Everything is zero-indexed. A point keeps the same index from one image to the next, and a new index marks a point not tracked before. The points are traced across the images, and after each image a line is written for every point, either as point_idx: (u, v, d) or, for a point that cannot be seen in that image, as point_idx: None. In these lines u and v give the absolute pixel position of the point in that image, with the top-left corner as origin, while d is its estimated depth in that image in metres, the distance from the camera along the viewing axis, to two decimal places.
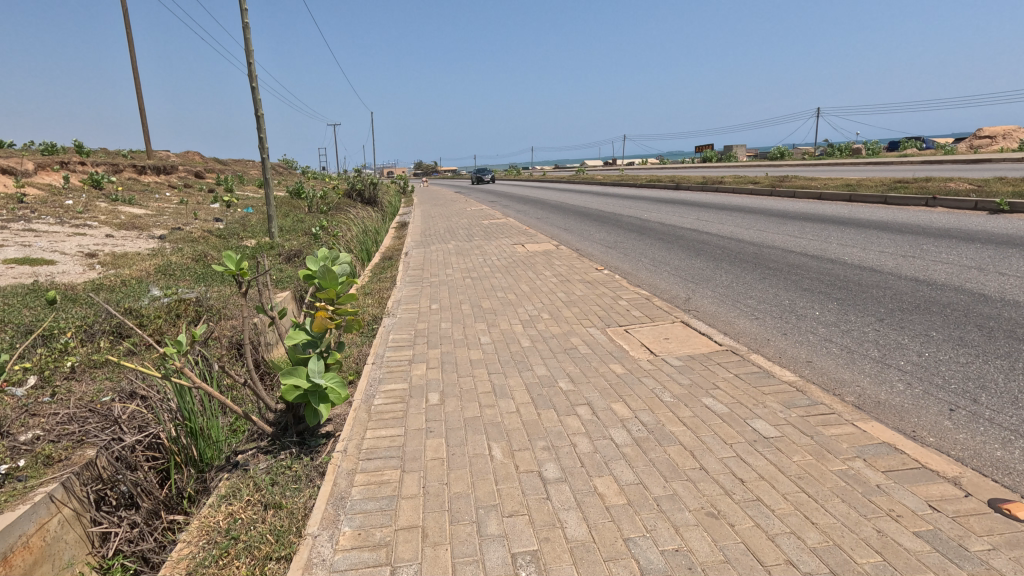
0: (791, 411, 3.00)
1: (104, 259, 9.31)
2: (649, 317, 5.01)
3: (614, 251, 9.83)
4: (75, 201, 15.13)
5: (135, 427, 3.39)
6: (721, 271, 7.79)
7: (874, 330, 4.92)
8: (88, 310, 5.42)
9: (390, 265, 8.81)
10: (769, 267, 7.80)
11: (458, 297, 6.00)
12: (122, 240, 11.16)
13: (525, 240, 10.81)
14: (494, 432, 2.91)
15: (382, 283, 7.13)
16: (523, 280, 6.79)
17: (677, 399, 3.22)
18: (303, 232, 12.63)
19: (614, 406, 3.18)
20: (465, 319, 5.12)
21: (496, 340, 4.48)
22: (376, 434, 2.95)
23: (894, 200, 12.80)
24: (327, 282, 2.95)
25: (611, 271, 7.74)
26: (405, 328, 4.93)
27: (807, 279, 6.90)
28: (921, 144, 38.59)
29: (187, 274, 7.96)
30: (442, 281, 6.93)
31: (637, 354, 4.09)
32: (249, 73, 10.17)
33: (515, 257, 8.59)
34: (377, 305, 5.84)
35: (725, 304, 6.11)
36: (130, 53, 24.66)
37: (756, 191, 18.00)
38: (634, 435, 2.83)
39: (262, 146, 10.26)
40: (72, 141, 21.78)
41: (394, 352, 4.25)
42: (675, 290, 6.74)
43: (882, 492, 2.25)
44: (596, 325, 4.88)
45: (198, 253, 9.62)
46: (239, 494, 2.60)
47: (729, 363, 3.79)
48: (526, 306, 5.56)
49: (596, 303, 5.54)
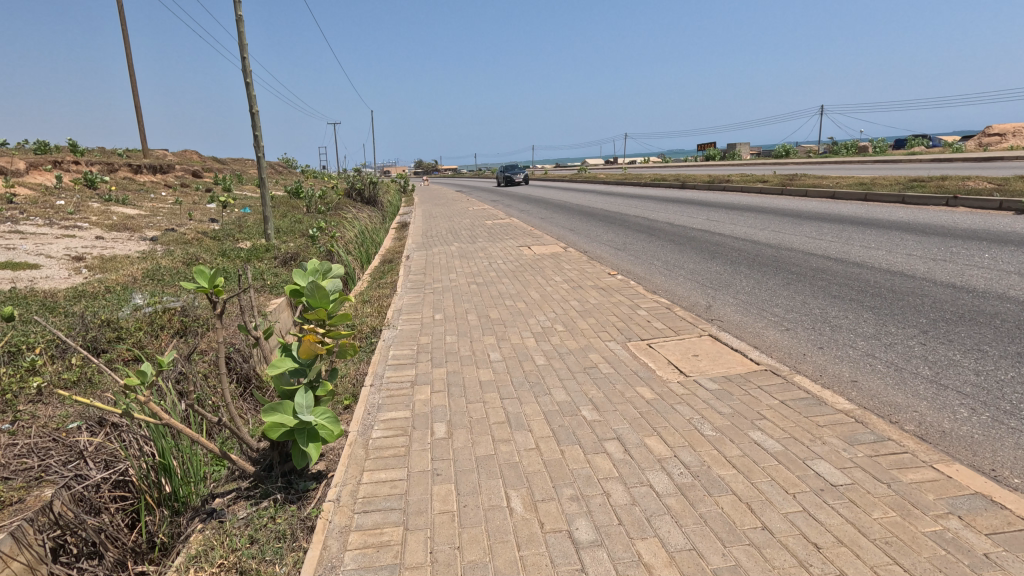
0: (856, 450, 2.58)
1: (91, 262, 8.91)
2: (674, 330, 4.59)
3: (624, 253, 9.43)
4: (66, 201, 14.71)
5: (101, 462, 2.96)
6: (740, 276, 7.37)
7: (919, 344, 4.49)
8: (63, 322, 5.01)
9: (391, 269, 8.40)
10: (791, 270, 7.38)
11: (463, 306, 5.58)
12: (112, 242, 10.75)
13: (531, 242, 10.39)
14: (512, 476, 2.50)
15: (382, 289, 6.72)
16: (532, 287, 6.36)
17: (720, 434, 2.81)
18: (300, 234, 12.20)
19: (649, 442, 2.76)
20: (472, 332, 4.70)
21: (508, 357, 4.06)
22: (374, 478, 2.53)
23: (912, 199, 12.36)
24: (317, 299, 2.53)
25: (624, 276, 7.33)
26: (407, 342, 4.51)
27: (835, 285, 6.48)
28: (929, 142, 38.08)
29: (176, 279, 7.55)
30: (446, 288, 6.50)
31: (666, 374, 3.67)
32: (244, 68, 9.76)
33: (521, 261, 8.17)
34: (376, 315, 5.43)
35: (750, 313, 5.69)
36: (127, 51, 24.31)
37: (765, 190, 17.55)
38: (676, 480, 2.42)
39: (257, 144, 9.84)
40: (67, 140, 21.41)
41: (396, 371, 3.85)
42: (694, 297, 6.33)
43: (994, 565, 1.84)
44: (616, 338, 4.45)
45: (191, 256, 9.22)
46: (211, 556, 2.17)
47: (772, 386, 3.37)
48: (537, 316, 5.14)
49: (613, 313, 5.12)
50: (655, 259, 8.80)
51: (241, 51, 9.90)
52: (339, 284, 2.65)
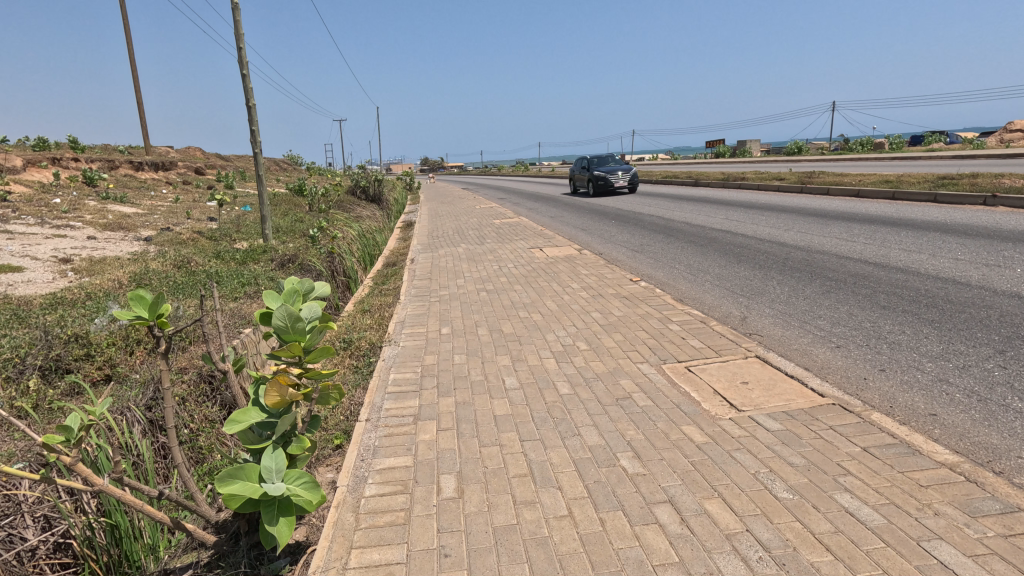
0: (983, 527, 2.01)
1: (79, 265, 8.44)
2: (714, 350, 4.01)
3: (642, 255, 8.87)
4: (62, 199, 14.25)
5: (39, 519, 2.38)
6: (773, 281, 6.78)
7: (999, 368, 3.88)
8: (27, 335, 4.50)
9: (392, 273, 7.88)
10: (828, 276, 6.79)
11: (472, 317, 5.04)
12: (104, 243, 10.26)
13: (542, 243, 9.86)
14: (542, 560, 1.95)
15: (384, 297, 6.19)
16: (548, 295, 5.78)
17: (800, 497, 2.24)
18: (301, 234, 11.64)
19: (712, 509, 2.19)
20: (483, 350, 4.15)
21: (525, 384, 3.50)
22: (364, 559, 1.99)
23: (945, 198, 11.69)
24: (289, 329, 1.99)
25: (646, 281, 6.78)
26: (410, 363, 3.95)
27: (882, 293, 5.88)
28: (948, 138, 36.88)
29: (164, 286, 7.05)
30: (454, 296, 5.93)
31: (716, 410, 3.10)
32: (239, 58, 9.24)
33: (534, 265, 7.60)
34: (376, 329, 4.89)
35: (791, 326, 5.11)
36: (129, 46, 23.94)
37: (784, 189, 16.88)
38: (758, 571, 1.85)
39: (253, 140, 9.33)
40: (67, 136, 21.02)
41: (396, 400, 3.30)
42: (726, 308, 5.75)
43: None
44: (649, 361, 3.88)
45: (183, 259, 8.72)
46: None
47: (847, 428, 2.80)
48: (556, 332, 4.57)
49: (641, 328, 4.56)
50: (676, 263, 8.21)
51: (238, 42, 9.39)
52: (320, 310, 2.11)
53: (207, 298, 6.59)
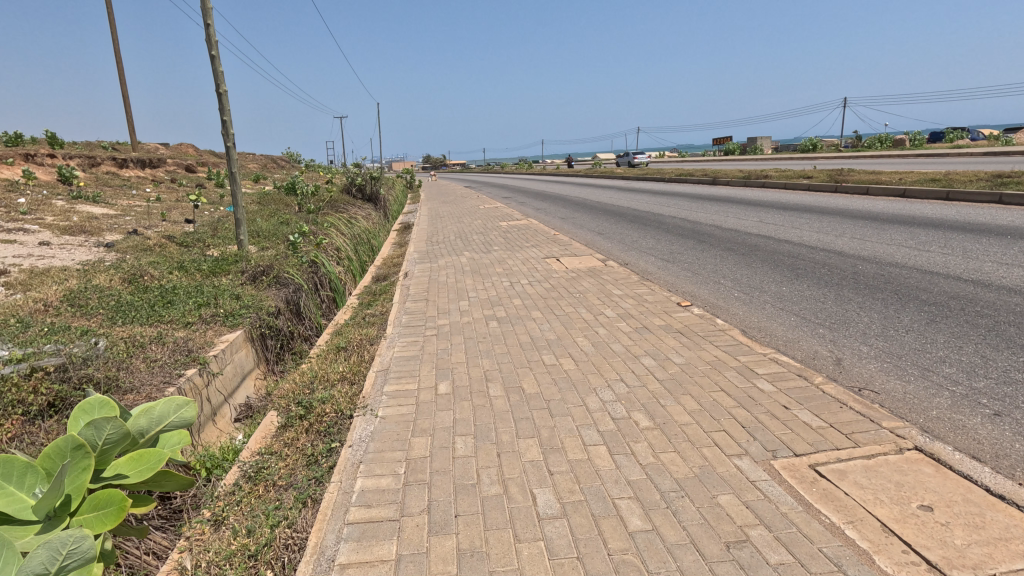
0: None
1: (16, 277, 7.14)
2: (842, 433, 2.70)
3: (676, 267, 7.57)
4: (27, 199, 12.87)
5: None
6: (850, 304, 5.49)
7: None
8: None
9: (382, 290, 6.57)
10: (920, 297, 5.47)
11: (480, 364, 3.74)
12: (56, 251, 8.89)
13: (558, 251, 8.55)
14: None
15: (367, 327, 4.87)
16: (578, 329, 4.45)
17: None
18: (283, 238, 10.30)
19: None
20: (499, 428, 2.82)
21: (571, 509, 2.16)
22: None
23: (1012, 199, 10.35)
24: None
25: (692, 303, 5.50)
26: (389, 454, 2.62)
27: (1004, 323, 4.58)
28: (970, 134, 35.32)
29: (103, 307, 5.73)
30: (456, 328, 4.60)
31: None
32: (207, 37, 7.88)
33: (552, 281, 6.29)
34: (350, 383, 3.58)
35: (909, 375, 3.81)
36: (114, 39, 22.49)
37: (817, 187, 15.45)
38: None
39: (225, 132, 8.01)
40: (45, 132, 19.65)
41: (358, 546, 1.99)
42: (810, 345, 4.44)
43: None
44: (750, 454, 2.55)
45: (137, 270, 7.39)
46: None
47: None
48: (599, 392, 3.23)
49: (718, 388, 3.23)
50: (721, 277, 6.89)
51: (205, 19, 8.05)
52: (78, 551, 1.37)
53: (147, 325, 5.28)
